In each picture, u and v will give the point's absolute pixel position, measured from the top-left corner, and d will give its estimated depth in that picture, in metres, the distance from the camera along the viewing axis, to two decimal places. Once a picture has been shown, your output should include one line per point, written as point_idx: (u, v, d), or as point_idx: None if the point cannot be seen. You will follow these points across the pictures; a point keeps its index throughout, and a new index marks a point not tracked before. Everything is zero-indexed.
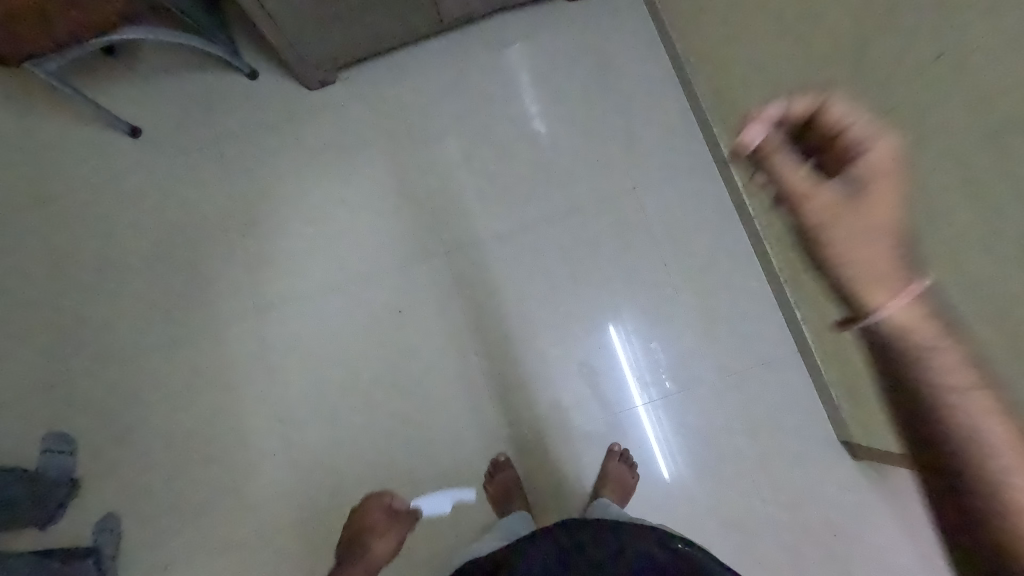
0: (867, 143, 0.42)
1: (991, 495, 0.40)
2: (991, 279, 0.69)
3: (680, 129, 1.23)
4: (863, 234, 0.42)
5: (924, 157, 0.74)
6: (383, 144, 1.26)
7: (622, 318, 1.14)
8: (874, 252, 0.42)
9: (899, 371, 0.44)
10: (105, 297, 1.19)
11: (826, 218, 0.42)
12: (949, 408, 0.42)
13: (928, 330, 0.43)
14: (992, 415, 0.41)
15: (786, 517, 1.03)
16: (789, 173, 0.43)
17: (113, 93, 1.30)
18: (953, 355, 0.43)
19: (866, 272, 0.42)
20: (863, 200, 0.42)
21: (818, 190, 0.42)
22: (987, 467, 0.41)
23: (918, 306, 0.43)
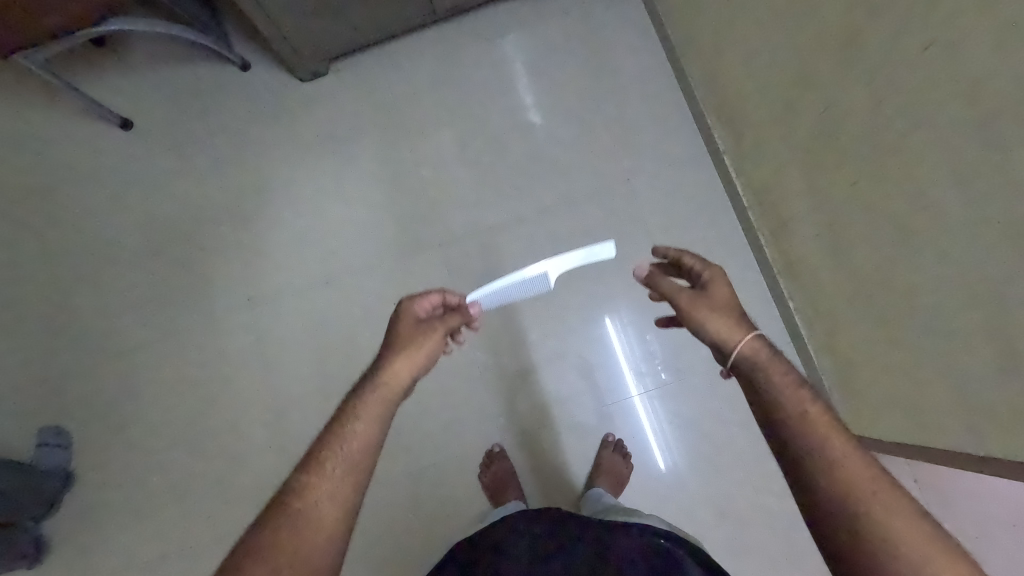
0: (711, 267, 0.65)
1: (863, 528, 0.49)
2: (982, 269, 0.69)
3: (674, 120, 1.23)
4: (720, 320, 0.61)
5: (914, 147, 0.74)
6: (376, 136, 1.25)
7: (617, 310, 1.14)
8: (736, 337, 0.60)
9: (789, 429, 0.55)
10: (98, 291, 1.19)
11: (686, 307, 0.63)
12: (828, 458, 0.52)
13: (804, 400, 0.55)
14: (859, 464, 0.51)
15: (779, 506, 1.04)
16: (662, 284, 0.66)
17: (103, 86, 1.29)
18: (826, 418, 0.54)
19: (716, 329, 0.61)
20: (714, 297, 0.63)
21: (678, 291, 0.65)
22: (857, 504, 0.50)
23: (792, 380, 0.57)
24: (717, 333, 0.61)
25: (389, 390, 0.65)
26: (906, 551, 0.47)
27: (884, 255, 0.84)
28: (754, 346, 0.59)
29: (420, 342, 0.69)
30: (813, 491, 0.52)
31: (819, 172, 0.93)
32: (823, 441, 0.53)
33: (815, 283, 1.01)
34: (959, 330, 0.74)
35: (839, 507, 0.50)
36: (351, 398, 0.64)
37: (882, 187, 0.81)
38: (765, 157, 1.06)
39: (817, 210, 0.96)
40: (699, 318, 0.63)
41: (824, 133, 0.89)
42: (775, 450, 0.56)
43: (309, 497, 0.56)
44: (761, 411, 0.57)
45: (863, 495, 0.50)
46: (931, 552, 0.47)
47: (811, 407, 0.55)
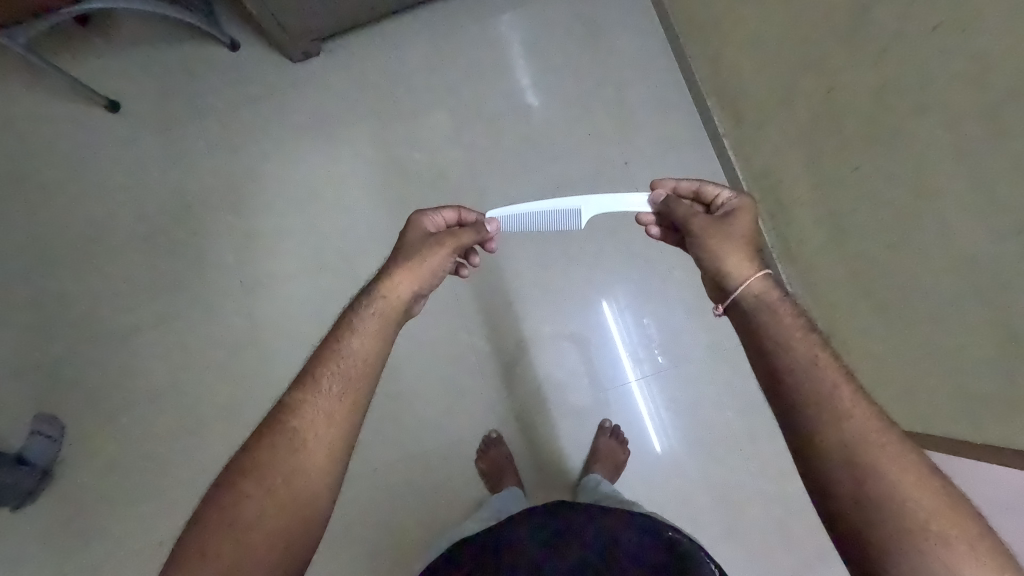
0: (736, 202, 0.66)
1: (866, 472, 0.48)
2: (985, 258, 0.68)
3: (674, 102, 1.21)
4: (736, 253, 0.61)
5: (920, 130, 0.73)
6: (370, 118, 1.22)
7: (615, 294, 1.14)
8: (747, 270, 0.60)
9: (797, 369, 0.53)
10: (89, 276, 1.17)
11: (702, 235, 0.63)
12: (837, 402, 0.51)
13: (815, 347, 0.55)
14: (867, 413, 0.51)
15: (775, 491, 1.05)
16: (683, 211, 0.66)
17: (89, 66, 1.25)
18: (836, 367, 0.53)
19: (727, 258, 0.61)
20: (733, 229, 0.63)
21: (698, 218, 0.65)
22: (862, 448, 0.49)
23: (803, 325, 0.56)
24: (725, 264, 0.61)
25: (390, 307, 0.66)
26: (909, 499, 0.47)
27: (885, 243, 0.83)
28: (762, 284, 0.59)
29: (425, 254, 0.68)
30: (818, 432, 0.50)
31: (820, 157, 0.92)
32: (833, 386, 0.52)
33: (812, 270, 1.01)
34: (959, 319, 0.74)
35: (846, 451, 0.49)
36: (351, 311, 0.66)
37: (885, 173, 0.80)
38: (765, 141, 1.05)
39: (818, 196, 0.95)
40: (713, 246, 0.62)
41: (827, 116, 0.88)
42: (773, 393, 0.55)
43: (305, 414, 0.59)
44: (764, 348, 0.56)
45: (871, 443, 0.49)
46: (936, 504, 0.46)
47: (820, 352, 0.54)
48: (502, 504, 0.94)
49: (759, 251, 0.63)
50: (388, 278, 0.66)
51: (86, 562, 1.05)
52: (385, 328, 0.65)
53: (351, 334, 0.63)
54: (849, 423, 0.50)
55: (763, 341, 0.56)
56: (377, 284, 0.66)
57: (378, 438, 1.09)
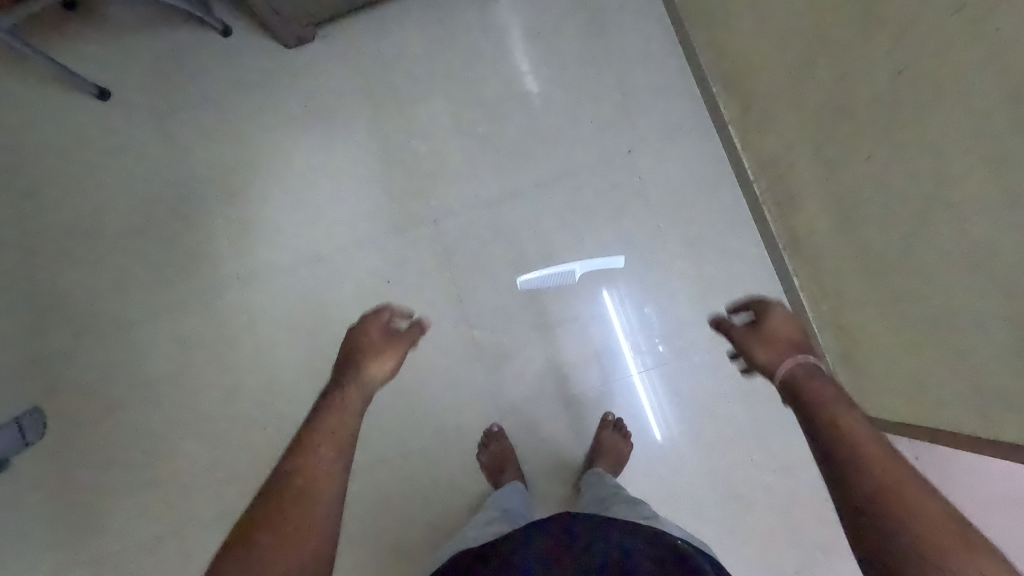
0: (772, 303, 0.76)
1: (874, 497, 0.51)
2: (1000, 251, 0.67)
3: (678, 88, 1.18)
4: (772, 340, 0.71)
5: (937, 118, 0.71)
6: (367, 106, 1.19)
7: (617, 284, 1.12)
8: (783, 349, 0.69)
9: (814, 420, 0.59)
10: (82, 269, 1.15)
11: (743, 330, 0.74)
12: (847, 440, 0.55)
13: (832, 398, 0.60)
14: (875, 446, 0.54)
15: (780, 483, 1.04)
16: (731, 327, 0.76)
17: (78, 52, 1.22)
18: (849, 412, 0.58)
19: (762, 351, 0.71)
20: (772, 324, 0.73)
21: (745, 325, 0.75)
22: (872, 477, 0.52)
23: (821, 384, 0.63)
24: (767, 356, 0.70)
25: (361, 391, 0.73)
26: (914, 519, 0.48)
27: (898, 234, 0.82)
28: (793, 362, 0.67)
29: (383, 354, 0.79)
30: (832, 468, 0.55)
31: (832, 145, 0.89)
32: (840, 428, 0.56)
33: (821, 260, 1.00)
34: (973, 314, 0.73)
35: (853, 483, 0.52)
36: (328, 393, 0.72)
37: (900, 163, 0.78)
38: (774, 129, 1.02)
39: (829, 185, 0.93)
40: (754, 347, 0.72)
41: (840, 104, 0.85)
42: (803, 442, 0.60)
43: (315, 459, 0.62)
44: (796, 410, 0.63)
45: (877, 472, 0.52)
46: (942, 524, 0.48)
47: (833, 402, 0.59)
48: (505, 499, 0.93)
49: (800, 334, 0.71)
50: (360, 366, 0.75)
51: (86, 558, 1.04)
52: (357, 404, 0.70)
53: (340, 407, 0.69)
54: (856, 456, 0.54)
55: (793, 404, 0.63)
56: (341, 379, 0.74)
57: (379, 431, 1.08)
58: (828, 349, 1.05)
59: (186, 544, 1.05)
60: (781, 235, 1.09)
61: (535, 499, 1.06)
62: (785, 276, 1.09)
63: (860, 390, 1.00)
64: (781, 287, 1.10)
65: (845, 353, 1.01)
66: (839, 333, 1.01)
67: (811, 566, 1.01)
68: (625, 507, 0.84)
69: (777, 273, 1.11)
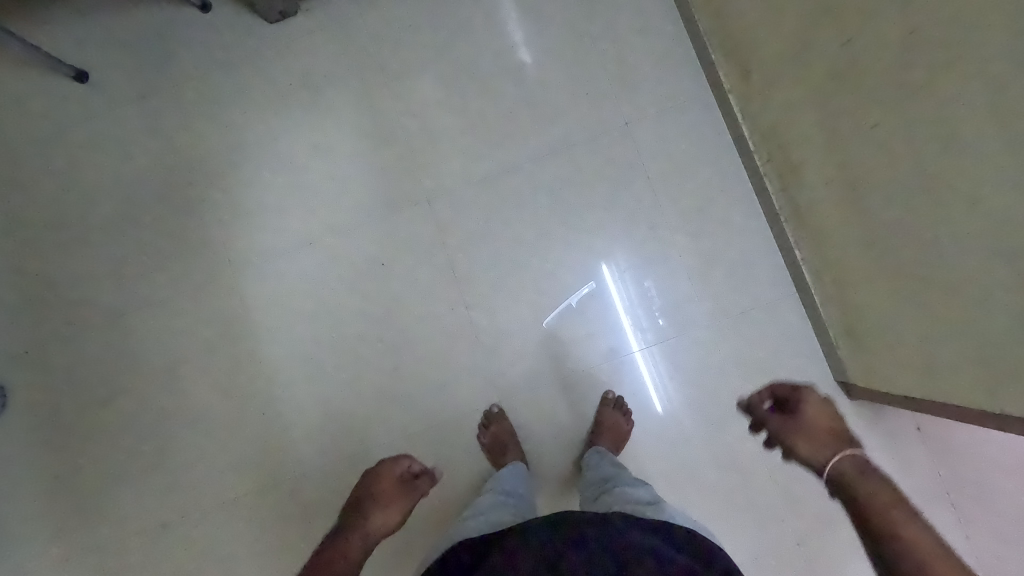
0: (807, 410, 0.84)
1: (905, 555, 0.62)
2: (1011, 225, 0.64)
3: (676, 57, 1.14)
4: (818, 445, 0.80)
5: (947, 82, 0.67)
6: (355, 83, 1.16)
7: (616, 260, 1.10)
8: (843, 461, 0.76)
9: (871, 518, 0.67)
10: (70, 257, 1.13)
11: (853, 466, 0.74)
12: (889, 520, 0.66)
13: (898, 510, 0.66)
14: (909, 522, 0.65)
15: (781, 457, 1.04)
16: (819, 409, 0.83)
17: (53, 32, 1.17)
18: (903, 515, 0.65)
19: (816, 454, 0.80)
20: (812, 429, 0.82)
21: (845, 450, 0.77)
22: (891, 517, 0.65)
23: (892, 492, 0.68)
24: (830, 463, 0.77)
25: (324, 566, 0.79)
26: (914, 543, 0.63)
27: (905, 206, 0.79)
28: (845, 470, 0.75)
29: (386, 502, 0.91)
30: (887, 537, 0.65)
31: (837, 114, 0.86)
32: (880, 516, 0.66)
33: (826, 232, 0.98)
34: (982, 288, 0.71)
35: (914, 544, 0.63)
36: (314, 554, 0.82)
37: (907, 133, 0.75)
38: (777, 98, 0.99)
39: (834, 156, 0.90)
40: (797, 444, 0.83)
41: (846, 71, 0.82)
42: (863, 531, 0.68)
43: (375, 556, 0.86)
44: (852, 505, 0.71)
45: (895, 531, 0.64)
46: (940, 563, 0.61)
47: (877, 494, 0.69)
48: (508, 479, 0.92)
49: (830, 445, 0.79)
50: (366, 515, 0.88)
51: (92, 545, 1.05)
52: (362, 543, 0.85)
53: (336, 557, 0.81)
54: (902, 540, 0.64)
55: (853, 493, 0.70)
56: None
57: (379, 415, 1.07)
58: (829, 323, 1.03)
59: (191, 529, 1.05)
60: (783, 207, 1.06)
61: (538, 479, 1.06)
62: (786, 249, 1.08)
63: (863, 363, 0.99)
64: (782, 261, 1.09)
65: (848, 326, 1.00)
66: (842, 306, 1.00)
67: (813, 538, 1.02)
68: (625, 490, 0.82)
69: (778, 246, 1.09)
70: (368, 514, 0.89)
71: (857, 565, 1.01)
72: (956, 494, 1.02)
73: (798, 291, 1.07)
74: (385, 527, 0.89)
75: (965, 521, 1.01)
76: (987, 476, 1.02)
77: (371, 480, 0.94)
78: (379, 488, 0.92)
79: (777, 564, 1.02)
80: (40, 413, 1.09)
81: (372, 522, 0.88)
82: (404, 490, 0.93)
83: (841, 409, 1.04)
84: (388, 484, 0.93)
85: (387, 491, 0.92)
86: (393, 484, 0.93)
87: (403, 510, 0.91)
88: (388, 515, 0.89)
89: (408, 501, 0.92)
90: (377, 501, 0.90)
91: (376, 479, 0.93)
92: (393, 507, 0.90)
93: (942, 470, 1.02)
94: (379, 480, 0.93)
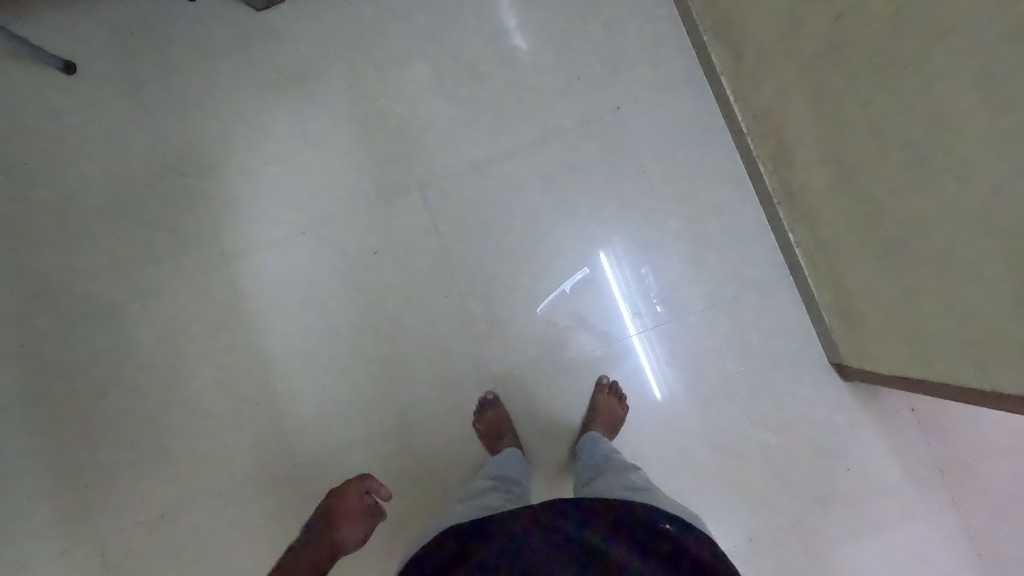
0: None
1: None
2: (1002, 198, 0.64)
3: (668, 39, 1.13)
4: None
5: (936, 59, 0.67)
6: (344, 70, 1.15)
7: (611, 244, 1.09)
8: None
9: None
10: (64, 250, 1.12)
11: None
12: None
13: None
14: None
15: (776, 440, 1.04)
16: None
17: (39, 23, 1.16)
18: None
19: None
20: None
21: None
22: None
23: None
24: None
25: None
26: None
27: (897, 184, 0.79)
28: None
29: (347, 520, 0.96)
30: None
31: (828, 93, 0.86)
32: None
33: (819, 213, 0.98)
34: (976, 263, 0.71)
35: None
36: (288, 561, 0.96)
37: (898, 109, 0.74)
38: (769, 78, 0.98)
39: (825, 135, 0.90)
40: None
41: (835, 49, 0.81)
42: None
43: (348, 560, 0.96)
44: None
45: None
46: None
47: None
48: (502, 465, 0.92)
49: None
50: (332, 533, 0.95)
51: (92, 535, 1.06)
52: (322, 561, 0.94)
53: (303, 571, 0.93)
54: None
55: None
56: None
57: (374, 403, 1.08)
58: (823, 305, 1.03)
59: (189, 519, 1.06)
60: (775, 189, 1.06)
61: (533, 464, 1.06)
62: (779, 232, 1.07)
63: (856, 344, 0.99)
64: (776, 244, 1.08)
65: (842, 308, 1.00)
66: (835, 288, 1.00)
67: (808, 519, 1.02)
68: (618, 475, 0.82)
69: (772, 229, 1.08)
70: (333, 528, 0.96)
71: (852, 545, 1.01)
72: (951, 473, 1.02)
73: (792, 273, 1.07)
74: (347, 544, 0.95)
75: (959, 500, 1.01)
76: (981, 454, 1.02)
77: (338, 496, 0.98)
78: (345, 506, 0.97)
79: (773, 545, 1.02)
80: (38, 405, 1.09)
81: (336, 537, 0.95)
82: (367, 510, 0.97)
83: (836, 390, 1.04)
84: (352, 503, 0.97)
85: (351, 510, 0.97)
86: (358, 503, 0.97)
87: (365, 530, 0.96)
88: (350, 532, 0.95)
89: (371, 521, 0.96)
90: (343, 519, 0.96)
91: (342, 497, 0.98)
92: (355, 525, 0.95)
93: (936, 450, 1.02)
94: (344, 498, 0.98)
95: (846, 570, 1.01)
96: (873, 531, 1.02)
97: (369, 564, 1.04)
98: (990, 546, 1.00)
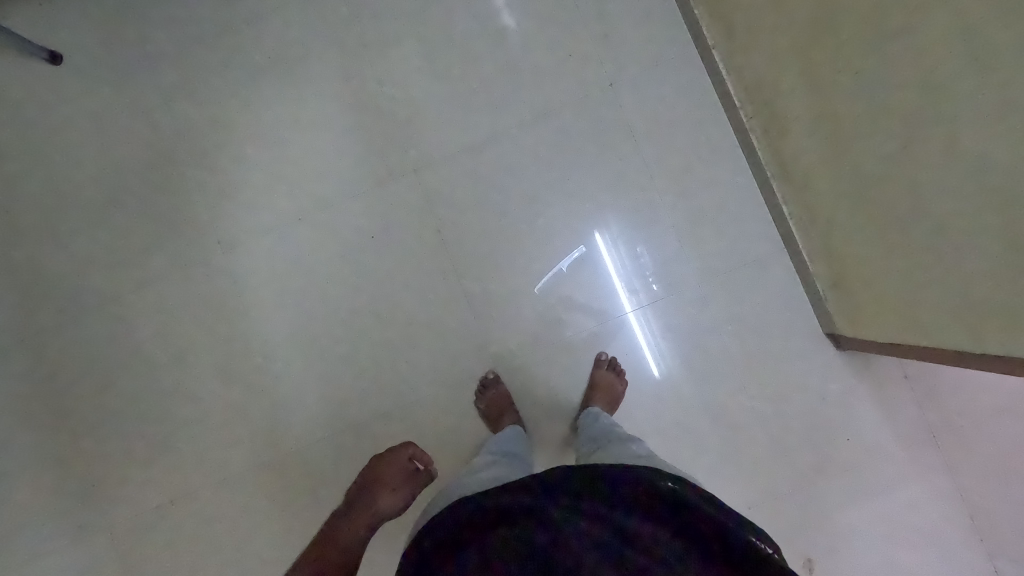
0: None
1: None
2: (990, 164, 0.65)
3: (660, 13, 1.12)
4: None
5: (925, 28, 0.67)
6: (335, 53, 1.14)
7: (607, 223, 1.10)
8: None
9: None
10: (59, 242, 1.12)
11: None
12: None
13: None
14: None
15: (773, 411, 1.06)
16: None
17: (20, 12, 1.14)
18: None
19: None
20: None
21: None
22: None
23: None
24: None
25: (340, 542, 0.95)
26: None
27: (891, 153, 0.80)
28: None
29: (386, 487, 0.97)
30: None
31: (819, 63, 0.86)
32: None
33: (812, 184, 0.98)
34: (969, 230, 0.72)
35: None
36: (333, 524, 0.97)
37: (889, 78, 0.75)
38: (761, 51, 0.98)
39: (817, 107, 0.90)
40: None
41: (828, 17, 0.81)
42: None
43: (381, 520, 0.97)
44: None
45: None
46: None
47: None
48: (504, 442, 0.93)
49: None
50: (374, 497, 0.97)
51: (103, 524, 1.07)
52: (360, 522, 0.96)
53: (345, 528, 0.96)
54: None
55: None
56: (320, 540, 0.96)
57: (377, 386, 1.09)
58: (817, 275, 1.04)
59: (197, 504, 1.08)
60: (768, 162, 1.06)
61: (535, 440, 1.08)
62: (773, 205, 1.08)
63: (850, 312, 1.00)
64: (769, 217, 1.09)
65: (835, 278, 1.01)
66: (829, 258, 1.01)
67: (803, 486, 1.05)
68: (619, 447, 0.84)
69: (765, 203, 1.09)
70: (375, 496, 0.97)
71: (849, 511, 1.04)
72: (942, 438, 1.04)
73: (786, 246, 1.08)
74: (389, 510, 0.97)
75: (950, 463, 1.04)
76: (971, 418, 1.04)
77: (380, 465, 0.99)
78: (386, 476, 0.98)
79: (770, 512, 1.04)
80: (37, 402, 1.10)
81: (379, 504, 0.97)
82: (408, 479, 0.99)
83: (829, 359, 1.06)
84: (395, 472, 0.98)
85: (394, 479, 0.98)
86: (400, 471, 0.99)
87: (407, 497, 0.98)
88: (394, 500, 0.97)
89: (413, 489, 0.99)
90: (385, 487, 0.97)
91: (385, 466, 0.99)
92: (398, 494, 0.97)
93: (928, 414, 1.05)
94: (386, 467, 0.99)
95: (842, 534, 1.04)
96: (868, 496, 1.04)
97: (377, 542, 1.06)
98: (982, 508, 1.03)
